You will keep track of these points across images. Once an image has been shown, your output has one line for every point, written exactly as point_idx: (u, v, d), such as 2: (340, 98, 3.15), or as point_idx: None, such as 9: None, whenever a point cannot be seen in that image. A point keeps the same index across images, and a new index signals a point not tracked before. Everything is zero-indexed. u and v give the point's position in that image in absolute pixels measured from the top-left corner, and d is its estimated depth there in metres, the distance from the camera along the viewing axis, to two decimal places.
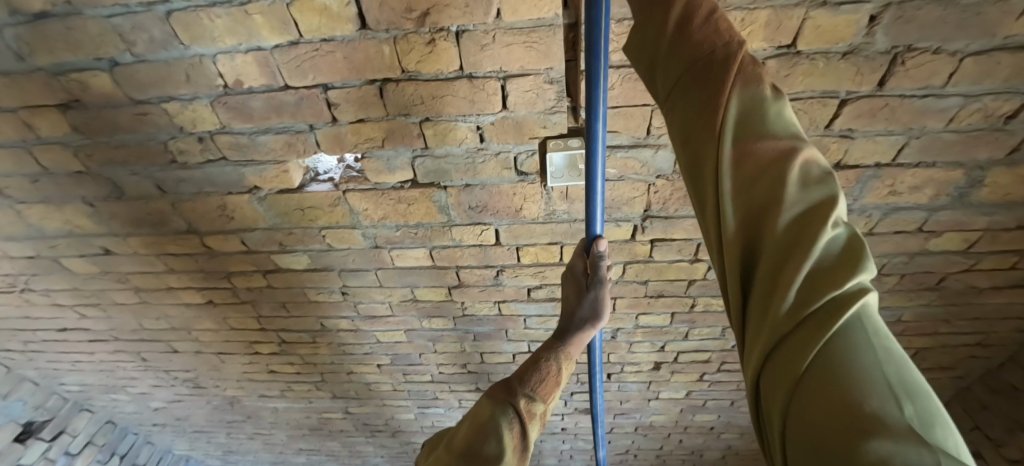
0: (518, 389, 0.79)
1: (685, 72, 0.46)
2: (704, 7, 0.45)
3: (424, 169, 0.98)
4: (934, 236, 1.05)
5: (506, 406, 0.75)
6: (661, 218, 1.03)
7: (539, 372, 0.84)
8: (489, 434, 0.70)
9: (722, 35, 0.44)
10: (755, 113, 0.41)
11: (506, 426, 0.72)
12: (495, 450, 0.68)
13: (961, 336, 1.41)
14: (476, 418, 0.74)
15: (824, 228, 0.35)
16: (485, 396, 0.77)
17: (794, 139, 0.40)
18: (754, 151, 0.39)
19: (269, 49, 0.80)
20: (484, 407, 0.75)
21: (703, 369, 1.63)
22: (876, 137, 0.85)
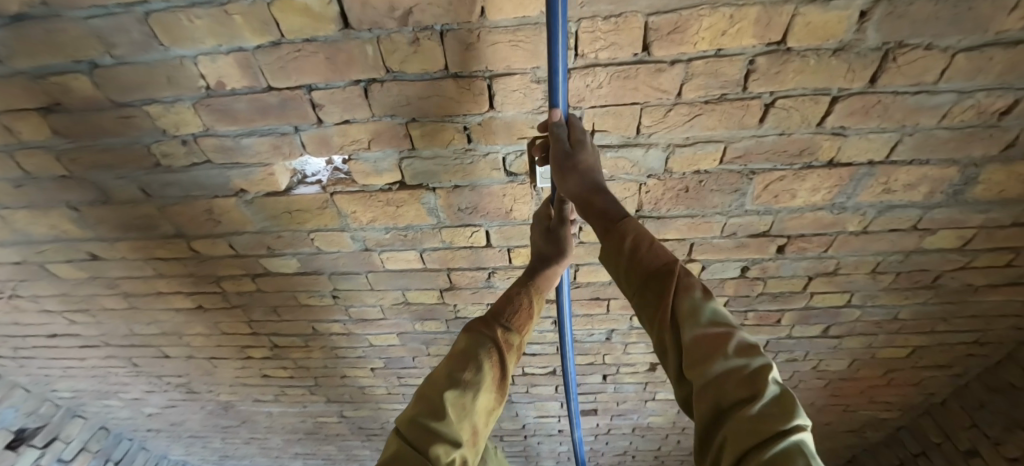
0: (496, 320, 0.82)
1: (641, 281, 0.64)
2: (647, 237, 0.66)
3: (413, 170, 0.96)
4: (929, 234, 1.04)
5: (485, 336, 0.79)
6: (653, 218, 1.02)
7: (513, 305, 0.85)
8: (468, 364, 0.74)
9: (663, 256, 0.64)
10: (697, 309, 0.59)
11: (485, 354, 0.76)
12: (475, 377, 0.72)
13: (959, 334, 1.40)
14: (455, 352, 0.77)
15: (761, 385, 0.51)
16: (464, 331, 0.81)
17: (726, 326, 0.57)
18: (701, 333, 0.56)
19: (251, 50, 0.78)
20: (463, 341, 0.79)
21: None
22: (869, 134, 0.84)
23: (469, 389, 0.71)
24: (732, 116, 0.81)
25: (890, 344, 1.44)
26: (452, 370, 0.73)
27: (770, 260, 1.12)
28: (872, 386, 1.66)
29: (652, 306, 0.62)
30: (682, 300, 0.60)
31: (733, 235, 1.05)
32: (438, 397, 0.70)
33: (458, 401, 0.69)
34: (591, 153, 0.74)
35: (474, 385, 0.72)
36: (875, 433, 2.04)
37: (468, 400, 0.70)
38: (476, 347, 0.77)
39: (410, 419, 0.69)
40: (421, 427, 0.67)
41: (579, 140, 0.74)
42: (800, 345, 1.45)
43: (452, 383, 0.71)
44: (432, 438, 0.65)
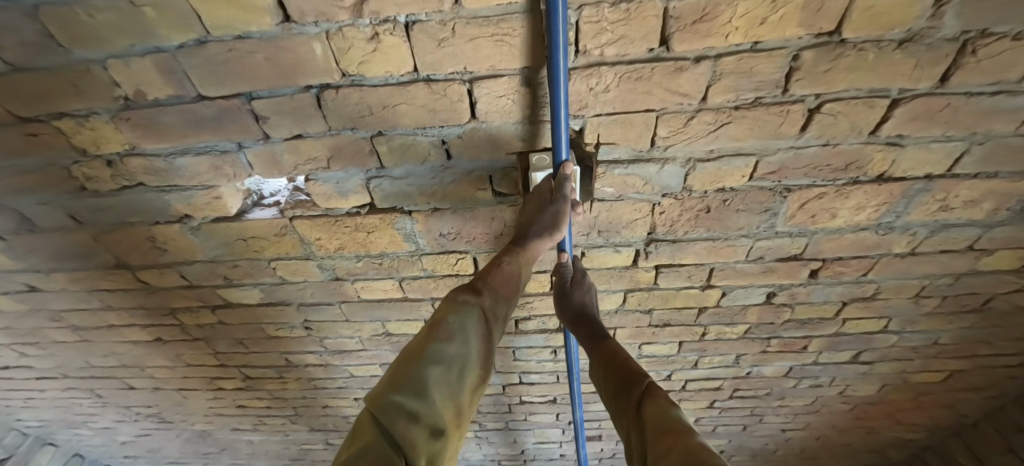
0: (482, 289, 0.69)
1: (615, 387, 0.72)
2: (622, 352, 0.77)
3: (383, 192, 0.81)
4: (985, 254, 0.90)
5: (473, 305, 0.66)
6: (667, 242, 0.87)
7: (501, 274, 0.71)
8: (453, 337, 0.61)
9: (634, 367, 0.73)
10: (660, 410, 0.62)
11: (473, 326, 0.64)
12: (460, 352, 0.60)
13: (1002, 358, 1.25)
14: (435, 320, 0.63)
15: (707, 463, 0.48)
16: (445, 298, 0.67)
17: (690, 428, 0.57)
18: (664, 428, 0.58)
19: (171, 50, 0.63)
20: (445, 308, 0.65)
21: (714, 396, 1.47)
22: (930, 144, 0.69)
23: (453, 364, 0.59)
24: (767, 124, 0.66)
25: (926, 368, 1.30)
26: (429, 342, 0.60)
27: (800, 286, 0.98)
28: (901, 409, 1.52)
29: (629, 417, 0.66)
30: (650, 405, 0.64)
31: (759, 259, 0.91)
32: (418, 375, 0.56)
33: (443, 379, 0.57)
34: (589, 290, 0.89)
35: (460, 359, 0.60)
36: (901, 456, 1.89)
37: (452, 379, 0.58)
38: (464, 316, 0.64)
39: (381, 398, 0.54)
40: (394, 408, 0.53)
41: (579, 281, 0.87)
42: (826, 372, 1.30)
43: (434, 357, 0.58)
44: (410, 424, 0.52)
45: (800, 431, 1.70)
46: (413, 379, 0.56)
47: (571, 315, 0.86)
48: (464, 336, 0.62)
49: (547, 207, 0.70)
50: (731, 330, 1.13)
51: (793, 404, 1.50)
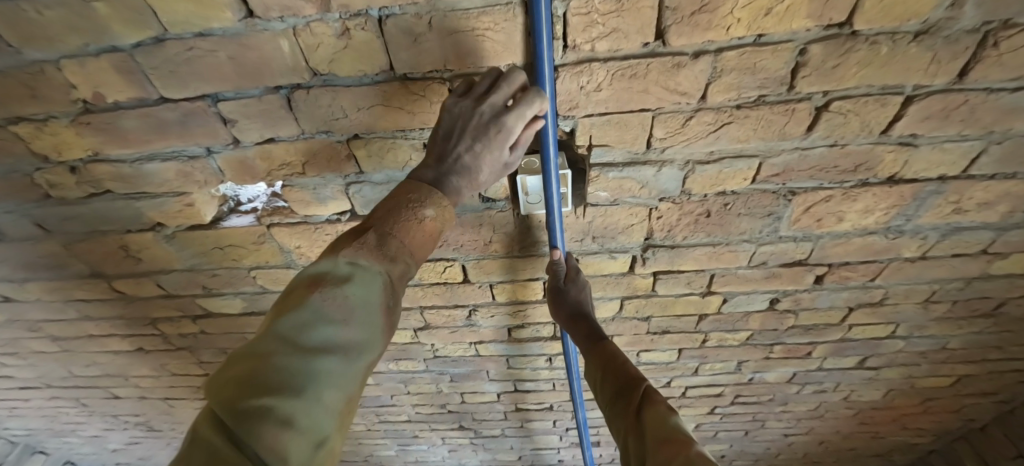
0: (392, 250, 0.51)
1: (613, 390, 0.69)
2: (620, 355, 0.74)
3: (363, 198, 0.76)
4: (999, 258, 0.86)
5: (379, 268, 0.50)
6: (666, 248, 0.83)
7: (418, 230, 0.53)
8: (348, 312, 0.45)
9: (633, 370, 0.70)
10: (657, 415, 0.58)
11: (377, 295, 0.48)
12: (355, 335, 0.45)
13: (1012, 362, 1.21)
14: (321, 287, 0.46)
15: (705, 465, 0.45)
16: (336, 257, 0.50)
17: (689, 435, 0.53)
18: (662, 434, 0.54)
19: (128, 49, 0.58)
20: (336, 271, 0.48)
21: (715, 402, 1.42)
22: (945, 144, 0.64)
23: (342, 351, 0.44)
24: (771, 124, 0.61)
25: (933, 374, 1.25)
26: (311, 322, 0.43)
27: (805, 291, 0.93)
28: (907, 414, 1.48)
29: (625, 421, 0.63)
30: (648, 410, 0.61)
31: (762, 265, 0.86)
32: (292, 368, 0.40)
33: (332, 370, 0.42)
34: (588, 289, 0.85)
35: (354, 346, 0.45)
36: (905, 459, 1.85)
37: (345, 366, 0.44)
38: (365, 282, 0.48)
39: (233, 403, 0.37)
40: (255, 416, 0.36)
41: (573, 278, 0.82)
42: (831, 377, 1.26)
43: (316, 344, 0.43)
44: (283, 436, 0.36)
45: (803, 436, 1.66)
46: (287, 372, 0.40)
47: (566, 313, 0.82)
48: (366, 309, 0.47)
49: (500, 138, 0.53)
50: (732, 336, 1.09)
51: (795, 409, 1.45)
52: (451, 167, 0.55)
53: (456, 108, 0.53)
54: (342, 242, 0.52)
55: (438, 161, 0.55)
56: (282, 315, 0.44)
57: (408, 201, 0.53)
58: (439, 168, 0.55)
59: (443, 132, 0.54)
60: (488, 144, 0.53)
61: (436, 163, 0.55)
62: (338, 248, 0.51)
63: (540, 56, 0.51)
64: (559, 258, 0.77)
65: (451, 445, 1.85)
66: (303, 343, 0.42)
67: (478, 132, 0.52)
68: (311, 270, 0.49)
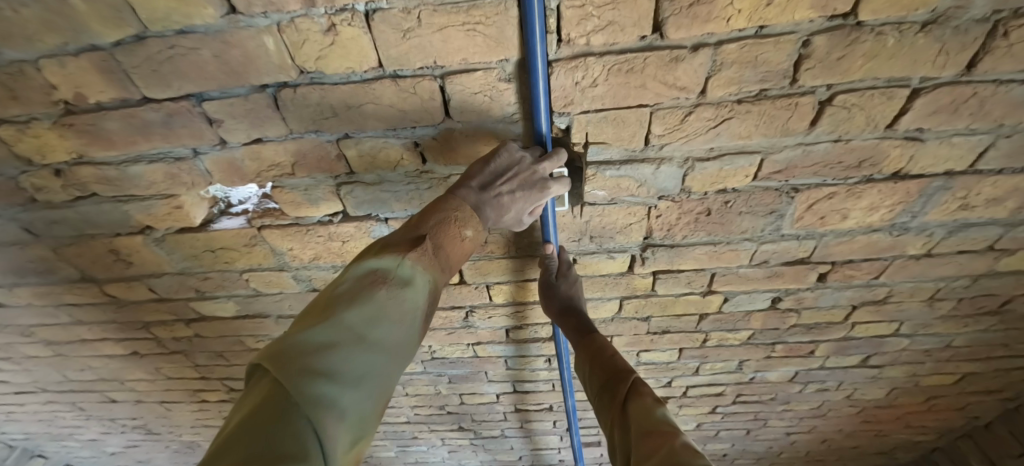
0: (444, 258, 0.55)
1: (601, 382, 0.70)
2: (609, 347, 0.75)
3: (355, 199, 0.74)
4: (1006, 255, 0.84)
5: (429, 279, 0.52)
6: (665, 247, 0.81)
7: (462, 245, 0.57)
8: (404, 315, 0.48)
9: (622, 363, 0.71)
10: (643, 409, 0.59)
11: (424, 305, 0.51)
12: (406, 339, 0.48)
13: (1018, 359, 1.19)
14: (383, 286, 0.48)
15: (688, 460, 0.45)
16: (396, 255, 0.51)
17: (675, 428, 0.54)
18: (648, 428, 0.55)
19: (108, 48, 0.56)
20: (397, 272, 0.49)
21: (716, 402, 1.41)
22: (952, 138, 0.62)
23: (393, 353, 0.46)
24: (774, 119, 0.59)
25: (938, 372, 1.24)
26: (377, 319, 0.45)
27: (808, 290, 0.91)
28: (912, 412, 1.46)
29: (612, 413, 0.64)
30: (635, 403, 0.61)
31: (764, 263, 0.85)
32: (356, 361, 0.42)
33: (384, 369, 0.44)
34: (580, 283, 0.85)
35: (402, 348, 0.48)
36: (909, 457, 1.83)
37: (392, 366, 0.46)
38: (419, 290, 0.50)
39: (300, 382, 0.38)
40: (321, 401, 0.38)
41: (565, 273, 0.81)
42: (833, 376, 1.25)
43: (377, 340, 0.45)
44: (339, 426, 0.38)
45: (805, 434, 1.65)
46: (350, 365, 0.42)
47: (556, 308, 0.81)
48: (416, 317, 0.49)
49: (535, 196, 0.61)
50: (734, 336, 1.07)
51: (798, 408, 1.44)
52: (492, 197, 0.58)
53: (518, 155, 0.59)
54: (393, 243, 0.54)
55: (484, 186, 0.58)
56: (344, 303, 0.45)
57: (459, 218, 0.56)
58: (486, 191, 0.58)
59: (498, 167, 0.59)
60: (530, 196, 0.60)
61: (480, 187, 0.58)
62: (394, 246, 0.52)
63: (532, 46, 0.50)
64: (552, 252, 0.77)
65: (451, 446, 1.84)
66: (364, 338, 0.44)
67: (525, 185, 0.60)
68: (369, 263, 0.50)
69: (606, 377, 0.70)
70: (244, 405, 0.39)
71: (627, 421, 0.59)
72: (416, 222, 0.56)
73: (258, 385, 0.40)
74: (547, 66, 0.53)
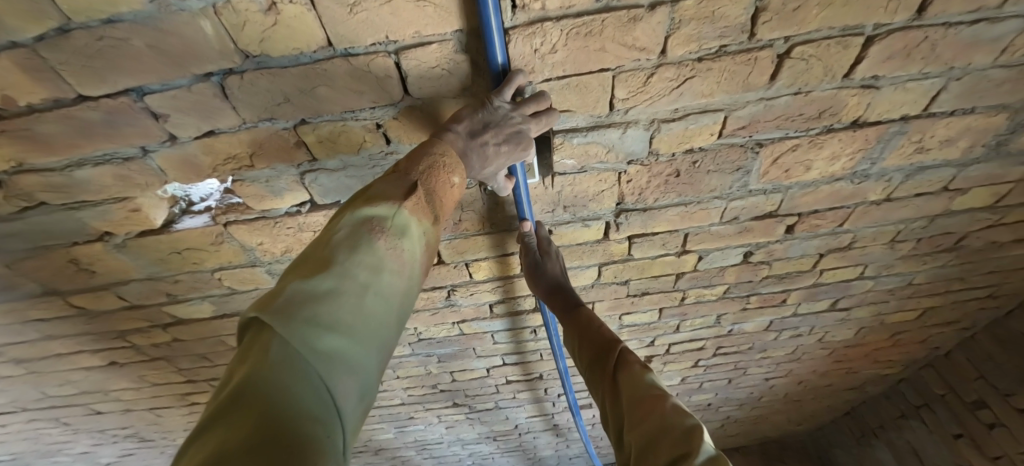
0: (437, 208, 0.53)
1: (589, 352, 0.72)
2: (593, 319, 0.77)
3: (321, 187, 0.72)
4: (960, 194, 0.88)
5: (423, 229, 0.50)
6: (638, 211, 0.81)
7: (449, 193, 0.54)
8: (404, 269, 0.47)
9: (607, 333, 0.72)
10: (630, 376, 0.61)
11: (422, 255, 0.50)
12: (405, 290, 0.47)
13: (973, 291, 1.28)
14: (381, 236, 0.46)
15: (675, 425, 0.49)
16: (390, 204, 0.48)
17: (664, 390, 0.56)
18: (639, 394, 0.57)
19: (27, 46, 0.51)
20: (394, 224, 0.47)
21: (698, 356, 1.46)
22: (906, 83, 0.64)
23: (395, 304, 0.46)
24: (734, 75, 0.59)
25: (901, 309, 1.31)
26: (378, 271, 0.44)
27: (777, 243, 0.94)
28: (878, 348, 1.56)
29: (602, 383, 0.66)
30: (623, 372, 0.63)
31: (734, 220, 0.86)
32: (360, 314, 0.41)
33: (387, 321, 0.44)
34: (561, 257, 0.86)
35: (404, 300, 0.47)
36: (877, 390, 1.96)
37: (394, 319, 0.45)
38: (415, 240, 0.49)
39: (305, 338, 0.37)
40: (329, 356, 0.38)
41: (546, 250, 0.81)
42: (805, 321, 1.31)
43: (378, 292, 0.43)
44: (349, 380, 0.39)
45: (783, 378, 1.74)
46: (355, 318, 0.41)
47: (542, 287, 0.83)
48: (415, 269, 0.48)
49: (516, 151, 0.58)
50: (710, 292, 1.10)
51: (775, 354, 1.51)
52: (479, 146, 0.55)
53: (507, 106, 0.55)
54: (384, 189, 0.50)
55: (472, 133, 0.55)
56: (342, 254, 0.43)
57: (448, 164, 0.53)
58: (467, 142, 0.55)
59: (488, 116, 0.55)
60: (510, 152, 0.57)
61: (468, 134, 0.55)
62: (386, 194, 0.49)
63: (484, 18, 0.48)
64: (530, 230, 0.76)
65: (447, 422, 1.88)
66: (366, 292, 0.42)
67: (511, 138, 0.56)
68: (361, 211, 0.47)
69: (593, 346, 0.71)
70: (243, 358, 0.37)
71: (617, 392, 0.61)
72: (406, 167, 0.52)
73: (254, 340, 0.37)
74: (502, 37, 0.51)
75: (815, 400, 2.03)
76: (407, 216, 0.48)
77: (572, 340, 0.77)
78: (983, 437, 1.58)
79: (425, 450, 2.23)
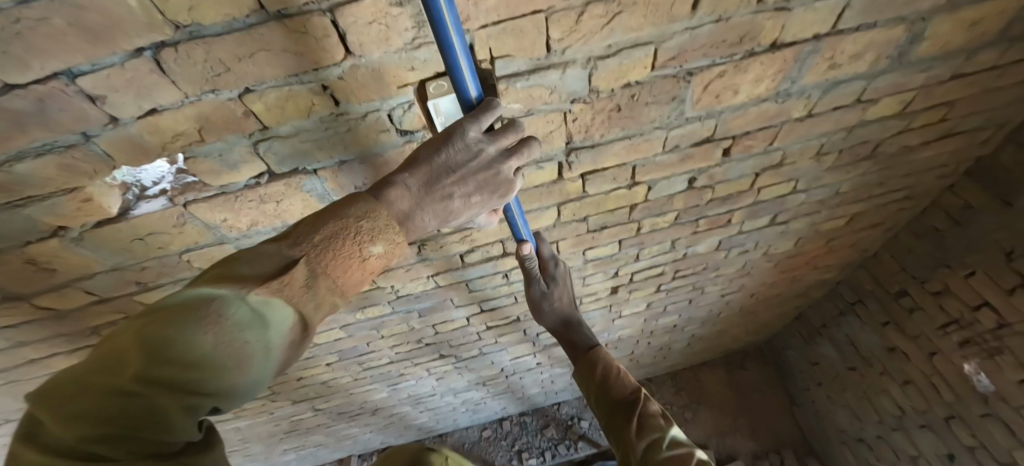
0: (316, 285, 0.55)
1: (609, 396, 0.98)
2: (615, 368, 1.03)
3: (276, 155, 0.73)
4: (873, 105, 0.97)
5: (283, 313, 0.53)
6: (587, 149, 0.87)
7: (352, 264, 0.57)
8: (244, 356, 0.50)
9: (627, 382, 0.99)
10: (655, 428, 0.88)
11: (276, 339, 0.53)
12: (245, 372, 0.51)
13: (892, 193, 1.43)
14: (207, 328, 0.48)
15: None
16: (232, 289, 0.51)
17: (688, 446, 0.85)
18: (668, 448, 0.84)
19: None
20: (231, 312, 0.50)
21: (660, 281, 1.59)
22: (814, 4, 0.70)
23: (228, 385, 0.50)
24: (658, 8, 0.63)
25: (832, 217, 1.45)
26: (196, 363, 0.47)
27: (717, 166, 1.02)
28: (816, 255, 1.73)
29: (623, 423, 0.91)
30: (645, 421, 0.90)
31: (676, 148, 0.93)
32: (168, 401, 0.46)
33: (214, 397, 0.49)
34: (570, 303, 1.14)
35: (243, 379, 0.51)
36: (819, 294, 2.19)
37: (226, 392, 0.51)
38: (260, 328, 0.51)
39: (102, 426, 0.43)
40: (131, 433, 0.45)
41: (554, 279, 1.09)
42: (751, 238, 1.44)
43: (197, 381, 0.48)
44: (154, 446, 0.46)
45: (737, 293, 1.91)
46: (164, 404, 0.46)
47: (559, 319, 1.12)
48: (265, 352, 0.52)
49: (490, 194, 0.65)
50: (663, 219, 1.19)
51: (727, 272, 1.66)
52: (441, 195, 0.61)
53: (466, 161, 0.61)
54: (249, 270, 0.53)
55: (427, 184, 0.60)
56: (150, 348, 0.46)
57: (358, 234, 0.56)
58: (425, 192, 0.60)
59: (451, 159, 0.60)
60: (484, 193, 0.64)
61: (425, 184, 0.60)
62: (245, 278, 0.52)
63: (456, 72, 0.57)
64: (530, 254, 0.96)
65: (437, 374, 1.98)
66: (183, 385, 0.47)
67: (484, 186, 0.63)
68: (192, 293, 0.51)
69: (615, 394, 0.97)
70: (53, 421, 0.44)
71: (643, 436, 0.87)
72: (299, 236, 0.56)
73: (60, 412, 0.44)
74: (474, 74, 0.59)
75: (768, 310, 2.25)
76: (283, 305, 0.53)
77: (591, 381, 1.03)
78: (905, 319, 1.82)
79: (420, 403, 2.35)
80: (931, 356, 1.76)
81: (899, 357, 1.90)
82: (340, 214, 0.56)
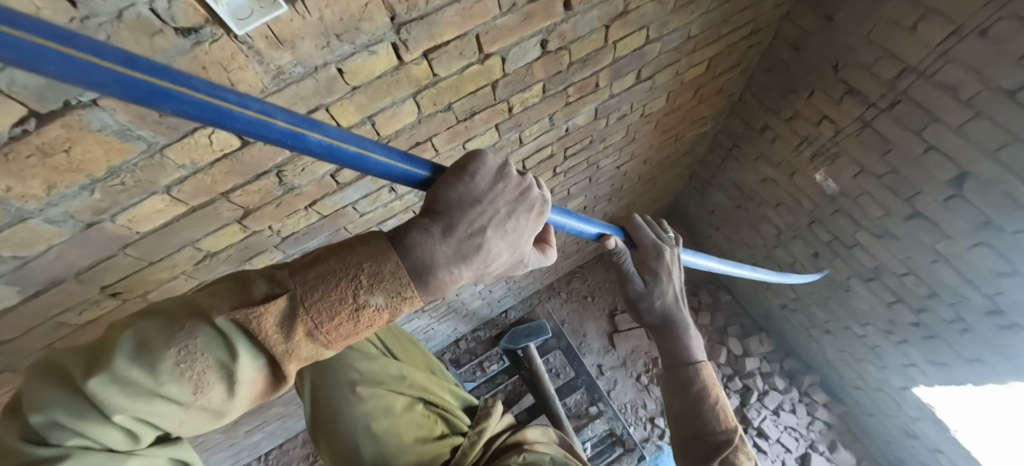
0: (291, 326, 0.64)
1: (687, 409, 1.19)
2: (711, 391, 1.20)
3: (29, 88, 0.60)
4: None
5: (247, 347, 0.63)
6: (416, 22, 0.81)
7: (334, 309, 0.65)
8: (203, 381, 0.61)
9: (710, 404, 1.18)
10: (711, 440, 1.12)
11: (241, 371, 0.63)
12: (198, 396, 0.62)
13: (739, 31, 1.52)
14: (175, 348, 0.60)
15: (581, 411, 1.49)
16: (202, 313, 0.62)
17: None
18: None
19: None
20: (197, 335, 0.61)
21: (553, 164, 1.63)
22: None
23: (185, 402, 0.62)
24: None
25: (692, 64, 1.53)
26: (159, 378, 0.59)
27: (563, 23, 1.01)
28: (688, 109, 1.85)
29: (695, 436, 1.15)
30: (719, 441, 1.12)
31: (513, 8, 0.90)
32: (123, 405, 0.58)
33: (165, 408, 0.61)
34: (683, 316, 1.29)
35: (198, 401, 0.62)
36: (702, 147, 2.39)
37: (176, 408, 0.62)
38: (218, 355, 0.62)
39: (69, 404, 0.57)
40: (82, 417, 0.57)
41: (653, 273, 1.28)
42: (623, 101, 1.49)
43: (154, 394, 0.59)
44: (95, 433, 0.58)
45: (630, 162, 2.04)
46: (114, 405, 0.58)
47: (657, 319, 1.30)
48: (225, 380, 0.62)
49: (507, 222, 0.74)
50: (531, 94, 1.18)
51: (613, 141, 1.73)
52: (468, 231, 0.70)
53: (489, 190, 0.73)
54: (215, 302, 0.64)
55: (453, 216, 0.70)
56: (124, 354, 0.58)
57: (354, 284, 0.65)
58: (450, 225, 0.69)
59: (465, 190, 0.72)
60: (514, 218, 0.75)
61: (450, 225, 0.69)
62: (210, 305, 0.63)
63: (379, 170, 0.71)
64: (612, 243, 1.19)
65: None
66: (139, 395, 0.58)
67: (518, 207, 0.77)
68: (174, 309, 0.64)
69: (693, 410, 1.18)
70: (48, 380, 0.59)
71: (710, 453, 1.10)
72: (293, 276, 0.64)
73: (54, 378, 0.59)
74: (402, 152, 0.72)
75: (663, 173, 2.43)
76: (257, 344, 0.64)
77: (679, 390, 1.22)
78: (769, 150, 2.05)
79: None
80: (791, 176, 2.03)
81: (770, 184, 2.17)
82: (345, 255, 0.66)
